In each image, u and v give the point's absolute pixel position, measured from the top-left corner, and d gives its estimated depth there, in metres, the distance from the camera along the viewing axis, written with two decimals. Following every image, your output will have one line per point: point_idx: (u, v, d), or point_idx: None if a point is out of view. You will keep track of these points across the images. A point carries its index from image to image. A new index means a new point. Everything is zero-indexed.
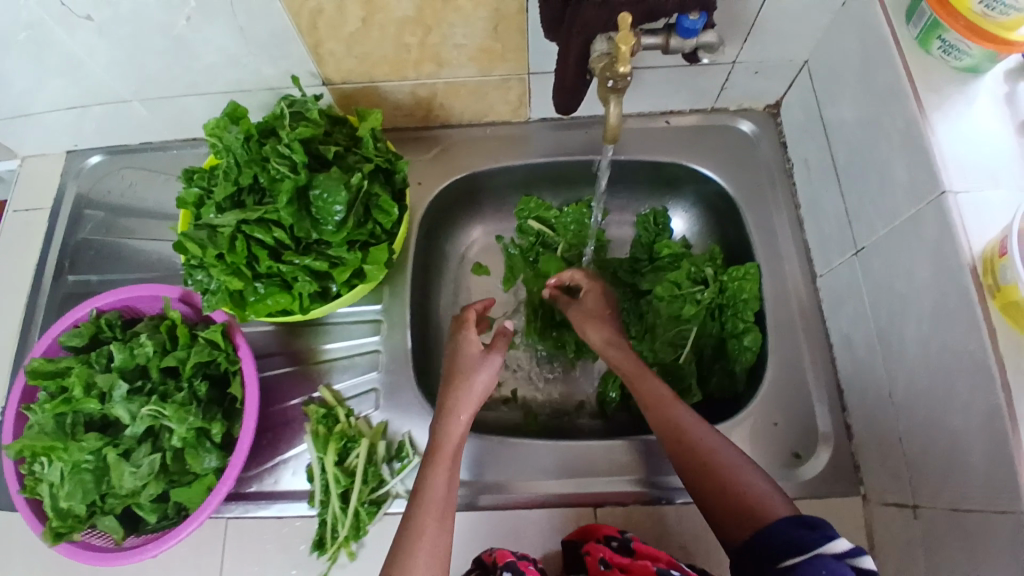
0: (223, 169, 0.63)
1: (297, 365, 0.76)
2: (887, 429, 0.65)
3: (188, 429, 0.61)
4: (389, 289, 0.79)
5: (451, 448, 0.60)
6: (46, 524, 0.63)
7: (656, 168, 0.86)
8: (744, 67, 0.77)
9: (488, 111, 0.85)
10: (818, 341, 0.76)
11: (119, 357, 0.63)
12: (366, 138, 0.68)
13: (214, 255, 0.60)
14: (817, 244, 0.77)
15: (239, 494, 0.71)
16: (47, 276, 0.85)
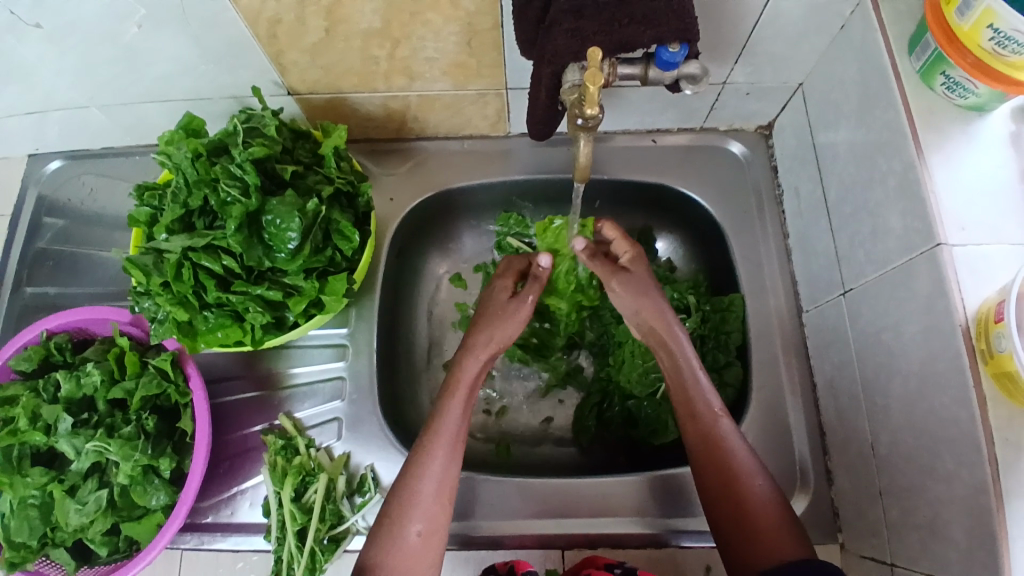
0: (172, 190, 0.59)
1: (257, 391, 0.73)
2: (869, 481, 0.62)
3: (134, 466, 0.58)
4: (356, 312, 0.76)
5: (446, 442, 0.59)
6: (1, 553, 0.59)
7: (642, 189, 0.83)
8: (734, 89, 0.74)
9: (466, 124, 0.81)
10: (802, 380, 0.73)
11: (65, 387, 0.60)
12: (328, 157, 0.64)
13: (159, 284, 0.57)
14: (805, 278, 0.74)
15: (193, 525, 0.68)
16: (4, 287, 0.81)
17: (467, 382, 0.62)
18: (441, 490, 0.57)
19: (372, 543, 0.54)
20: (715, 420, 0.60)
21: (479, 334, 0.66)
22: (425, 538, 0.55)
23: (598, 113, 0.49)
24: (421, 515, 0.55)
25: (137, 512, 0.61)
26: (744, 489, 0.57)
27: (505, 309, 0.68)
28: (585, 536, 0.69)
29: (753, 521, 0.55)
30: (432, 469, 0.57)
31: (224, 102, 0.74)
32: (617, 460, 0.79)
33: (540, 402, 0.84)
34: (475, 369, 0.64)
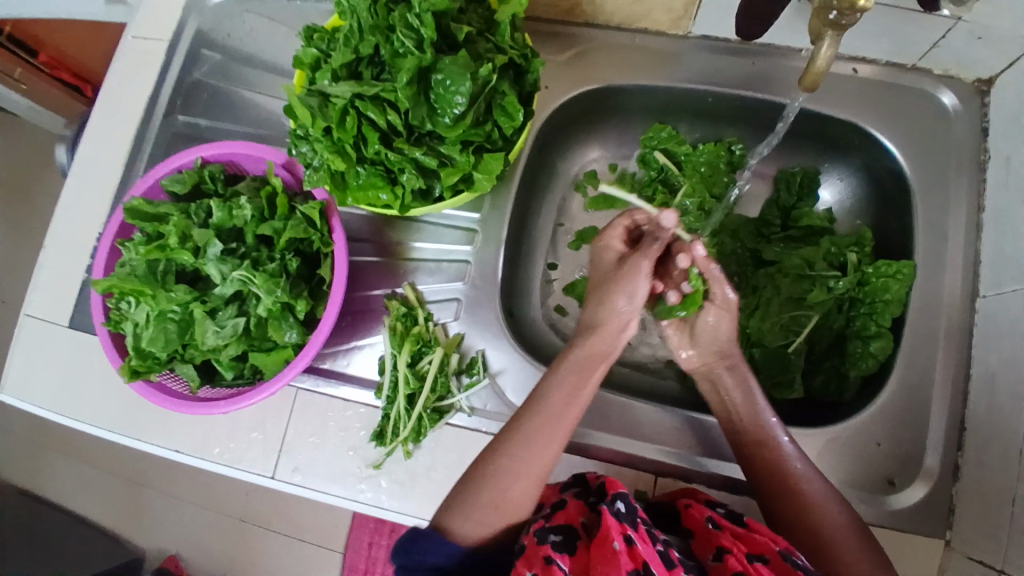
0: (345, 33, 0.57)
1: (383, 256, 0.74)
2: (1007, 487, 0.57)
3: (275, 301, 0.61)
4: (490, 200, 0.73)
5: (539, 420, 0.59)
6: (125, 361, 0.64)
7: (823, 122, 0.73)
8: (965, 30, 0.61)
9: (644, 16, 0.72)
10: (955, 368, 0.65)
11: (218, 215, 0.63)
12: (504, 24, 0.59)
13: (322, 128, 0.56)
14: (990, 259, 0.65)
15: (313, 368, 0.72)
16: (158, 112, 0.83)
17: (580, 368, 0.61)
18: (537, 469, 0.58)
19: (458, 504, 0.57)
20: (806, 485, 0.59)
21: (605, 305, 0.63)
22: (501, 512, 0.57)
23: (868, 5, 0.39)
24: (502, 489, 0.57)
25: (267, 346, 0.65)
26: (837, 549, 0.56)
27: (619, 277, 0.64)
28: (678, 466, 0.68)
29: (841, 565, 0.55)
30: (523, 451, 0.58)
31: None
32: None
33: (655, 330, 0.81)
34: (597, 363, 0.62)
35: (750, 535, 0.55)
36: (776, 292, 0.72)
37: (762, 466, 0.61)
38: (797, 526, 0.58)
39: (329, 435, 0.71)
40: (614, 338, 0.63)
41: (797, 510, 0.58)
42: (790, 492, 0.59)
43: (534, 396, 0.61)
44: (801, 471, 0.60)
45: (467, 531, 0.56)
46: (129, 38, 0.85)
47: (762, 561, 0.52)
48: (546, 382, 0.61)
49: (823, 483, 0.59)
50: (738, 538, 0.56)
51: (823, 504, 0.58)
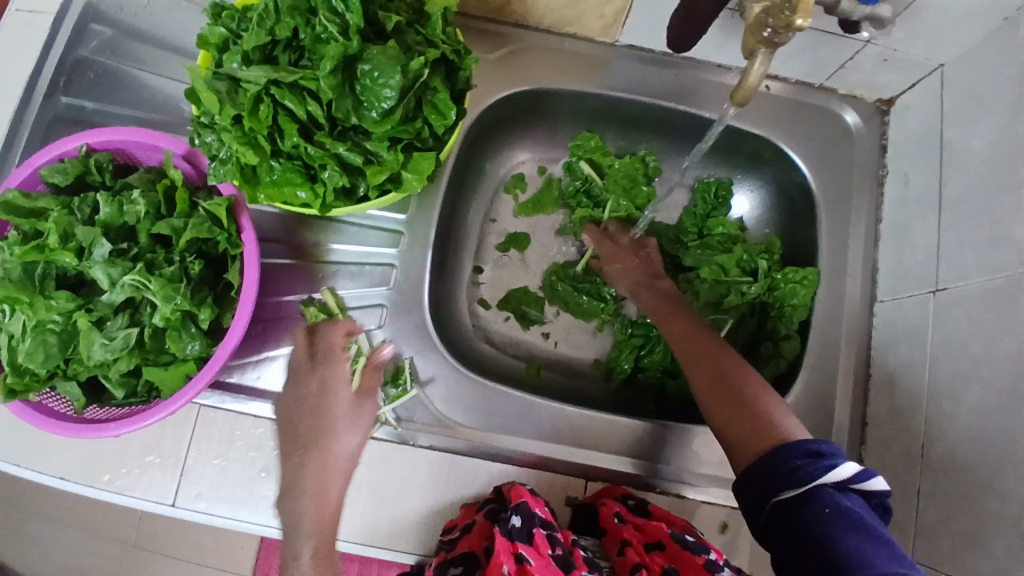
0: (258, 12, 0.51)
1: (300, 257, 0.69)
2: (903, 479, 0.62)
3: (173, 310, 0.54)
4: (416, 200, 0.70)
5: (313, 481, 0.56)
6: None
7: (739, 137, 0.77)
8: (877, 51, 0.67)
9: (576, 21, 0.71)
10: (856, 368, 0.70)
11: (107, 210, 0.55)
12: (435, 17, 0.56)
13: (231, 117, 0.50)
14: (887, 268, 0.71)
15: (216, 382, 0.65)
16: (37, 92, 0.72)
17: (315, 479, 0.56)
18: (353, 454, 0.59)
19: None
20: (733, 366, 0.59)
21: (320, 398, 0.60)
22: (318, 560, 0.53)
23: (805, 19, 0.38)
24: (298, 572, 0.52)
25: (166, 358, 0.57)
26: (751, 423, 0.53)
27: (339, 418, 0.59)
28: (606, 472, 0.68)
29: (753, 435, 0.53)
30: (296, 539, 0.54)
31: None
32: (645, 407, 0.78)
33: (584, 334, 0.82)
34: (321, 470, 0.56)
35: (650, 526, 0.59)
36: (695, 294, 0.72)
37: (694, 349, 0.62)
38: (721, 392, 0.57)
39: (237, 456, 0.64)
40: (346, 442, 0.59)
41: (735, 394, 0.56)
42: (720, 379, 0.58)
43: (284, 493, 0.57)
44: (735, 367, 0.58)
45: None
46: (12, 11, 0.73)
47: (659, 548, 0.57)
48: (287, 482, 0.57)
49: (770, 391, 0.56)
50: (642, 530, 0.59)
51: (756, 392, 0.56)
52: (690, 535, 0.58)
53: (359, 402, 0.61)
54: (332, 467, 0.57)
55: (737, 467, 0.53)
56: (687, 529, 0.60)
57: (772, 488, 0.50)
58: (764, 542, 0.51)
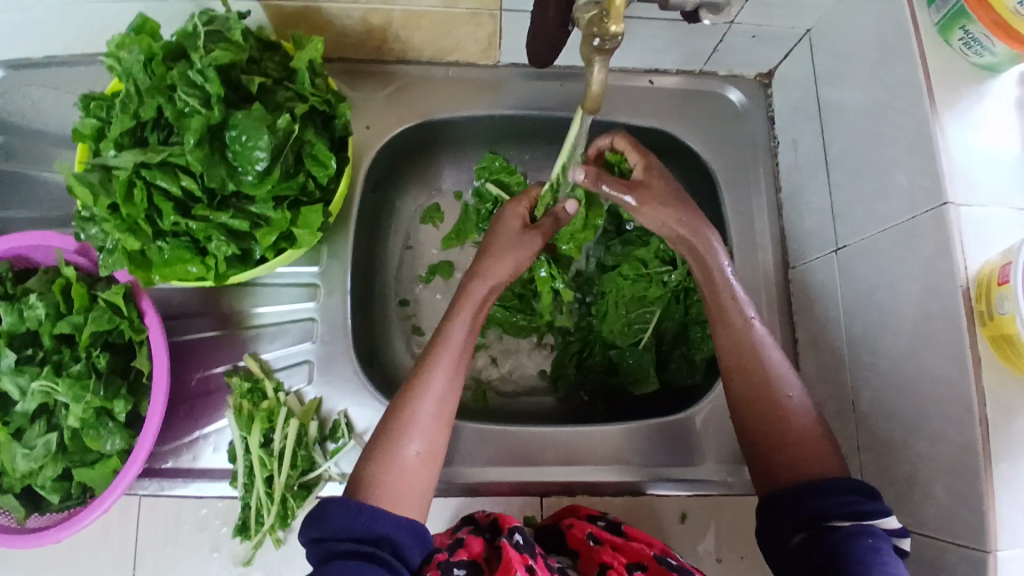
0: (120, 98, 0.52)
1: (223, 327, 0.68)
2: (844, 436, 0.63)
3: (85, 408, 0.53)
4: (327, 249, 0.70)
5: (428, 406, 0.54)
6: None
7: (636, 132, 0.78)
8: (742, 30, 0.68)
9: (454, 48, 0.73)
10: (785, 335, 0.72)
11: (6, 320, 0.54)
12: (301, 71, 0.57)
13: (106, 206, 0.50)
14: (795, 234, 0.72)
15: (153, 470, 0.64)
16: None
17: (435, 411, 0.55)
18: (443, 408, 0.55)
19: (371, 464, 0.52)
20: (766, 353, 0.58)
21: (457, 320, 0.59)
22: (425, 457, 0.53)
23: (621, 34, 0.43)
24: (403, 467, 0.52)
25: (94, 457, 0.56)
26: (802, 442, 0.55)
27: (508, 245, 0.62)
28: (562, 484, 0.68)
29: (797, 454, 0.54)
30: (412, 435, 0.53)
31: (180, 4, 0.63)
32: (594, 409, 0.78)
33: (526, 349, 0.82)
34: (453, 346, 0.57)
35: (628, 544, 0.57)
36: (623, 288, 0.75)
37: (713, 305, 0.60)
38: (756, 397, 0.57)
39: (184, 540, 0.63)
40: (448, 388, 0.56)
41: (763, 379, 0.57)
42: (748, 367, 0.58)
43: (409, 382, 0.56)
44: (763, 339, 0.58)
45: (384, 490, 0.51)
46: None
47: (641, 569, 0.55)
48: (423, 374, 0.56)
49: (795, 380, 0.58)
50: (619, 550, 0.57)
51: (782, 381, 0.57)
52: (672, 556, 0.55)
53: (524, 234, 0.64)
54: (433, 408, 0.55)
55: (762, 457, 0.56)
56: (666, 550, 0.57)
57: (820, 526, 0.50)
58: (767, 548, 0.54)
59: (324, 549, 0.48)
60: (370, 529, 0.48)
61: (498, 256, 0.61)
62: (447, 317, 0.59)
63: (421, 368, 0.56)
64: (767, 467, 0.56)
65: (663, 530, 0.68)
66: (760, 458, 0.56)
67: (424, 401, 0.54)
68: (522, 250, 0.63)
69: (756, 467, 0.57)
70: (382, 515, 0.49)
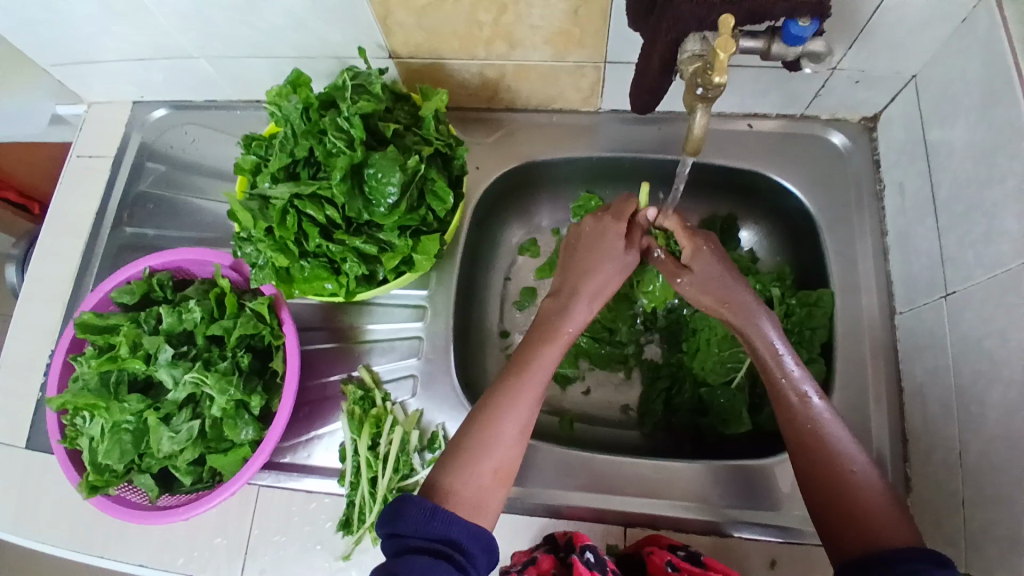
0: (280, 140, 0.62)
1: (340, 341, 0.76)
2: (952, 491, 0.60)
3: (228, 400, 0.61)
4: (436, 276, 0.77)
5: (511, 426, 0.56)
6: (82, 477, 0.63)
7: (732, 175, 0.80)
8: (844, 76, 0.70)
9: (558, 97, 0.79)
10: (888, 384, 0.69)
11: (167, 320, 0.64)
12: (428, 119, 0.65)
13: (264, 229, 0.60)
14: (901, 280, 0.70)
15: (273, 463, 0.71)
16: (105, 224, 0.86)
17: (516, 428, 0.57)
18: (523, 430, 0.57)
19: (451, 472, 0.54)
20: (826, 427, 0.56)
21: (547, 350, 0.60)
22: (498, 474, 0.55)
23: (724, 84, 0.47)
24: (479, 480, 0.54)
25: (222, 446, 0.64)
26: (866, 509, 0.51)
27: (601, 260, 0.65)
28: (645, 516, 0.69)
29: (868, 525, 0.51)
30: (494, 451, 0.55)
31: (327, 62, 0.75)
32: (682, 448, 0.78)
33: (614, 381, 0.84)
34: (543, 370, 0.59)
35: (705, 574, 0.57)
36: (715, 329, 0.74)
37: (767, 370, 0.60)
38: (814, 468, 0.54)
39: (294, 530, 0.69)
40: (527, 411, 0.57)
41: (817, 455, 0.55)
42: (806, 437, 0.56)
43: (494, 395, 0.58)
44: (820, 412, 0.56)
45: (462, 496, 0.53)
46: (74, 157, 0.89)
47: None
48: (509, 391, 0.58)
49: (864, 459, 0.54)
50: None
51: (843, 456, 0.54)
52: None
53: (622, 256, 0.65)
54: (515, 429, 0.56)
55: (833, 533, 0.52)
56: None
57: None
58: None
59: (399, 545, 0.48)
60: (443, 533, 0.49)
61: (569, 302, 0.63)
62: (534, 344, 0.61)
63: (507, 385, 0.58)
64: (833, 533, 0.52)
65: (747, 573, 0.66)
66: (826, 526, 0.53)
67: (506, 421, 0.56)
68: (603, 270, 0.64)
69: (829, 539, 0.53)
70: (454, 518, 0.50)
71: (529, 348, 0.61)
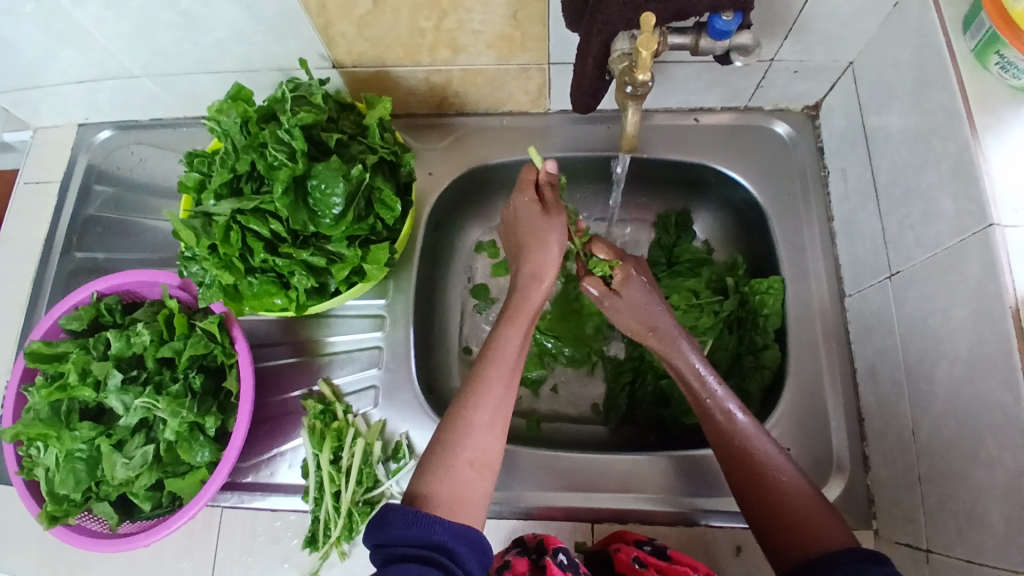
0: (221, 155, 0.61)
1: (299, 354, 0.75)
2: (907, 466, 0.62)
3: (181, 422, 0.60)
4: (393, 284, 0.76)
5: (482, 413, 0.56)
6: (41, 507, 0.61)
7: (680, 168, 0.81)
8: (783, 67, 0.71)
9: (507, 100, 0.80)
10: (842, 365, 0.71)
11: (116, 344, 0.62)
12: (372, 127, 0.65)
13: (208, 247, 0.59)
14: (849, 261, 0.72)
15: (233, 484, 0.70)
16: (55, 251, 0.84)
17: (489, 417, 0.56)
18: (495, 419, 0.56)
19: (427, 472, 0.54)
20: (760, 448, 0.57)
21: (510, 334, 0.60)
22: (477, 467, 0.54)
23: (648, 78, 0.50)
24: (456, 478, 0.53)
25: (186, 469, 0.62)
26: (804, 514, 0.52)
27: (544, 225, 0.64)
28: (613, 511, 0.69)
29: (808, 528, 0.52)
30: (469, 444, 0.55)
31: (271, 74, 0.74)
32: (647, 440, 0.79)
33: (579, 380, 0.84)
34: (509, 352, 0.59)
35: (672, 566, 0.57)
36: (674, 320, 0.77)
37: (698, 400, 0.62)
38: (748, 486, 0.56)
39: (260, 550, 0.68)
40: (499, 398, 0.57)
41: (750, 471, 0.56)
42: (741, 454, 0.57)
43: (467, 386, 0.58)
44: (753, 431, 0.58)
45: (442, 494, 0.52)
46: (21, 183, 0.87)
47: None
48: (478, 377, 0.58)
49: (789, 472, 0.56)
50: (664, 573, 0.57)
51: (774, 467, 0.56)
52: None
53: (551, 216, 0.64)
54: (486, 417, 0.56)
55: (775, 544, 0.53)
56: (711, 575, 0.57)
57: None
58: None
59: (386, 555, 0.47)
60: (428, 537, 0.48)
61: (524, 282, 0.63)
62: (495, 329, 0.61)
63: (475, 373, 0.58)
64: (774, 541, 0.53)
65: (715, 560, 0.67)
66: (768, 533, 0.54)
67: (478, 407, 0.56)
68: (555, 250, 0.63)
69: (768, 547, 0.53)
70: (436, 521, 0.49)
71: (495, 333, 0.61)
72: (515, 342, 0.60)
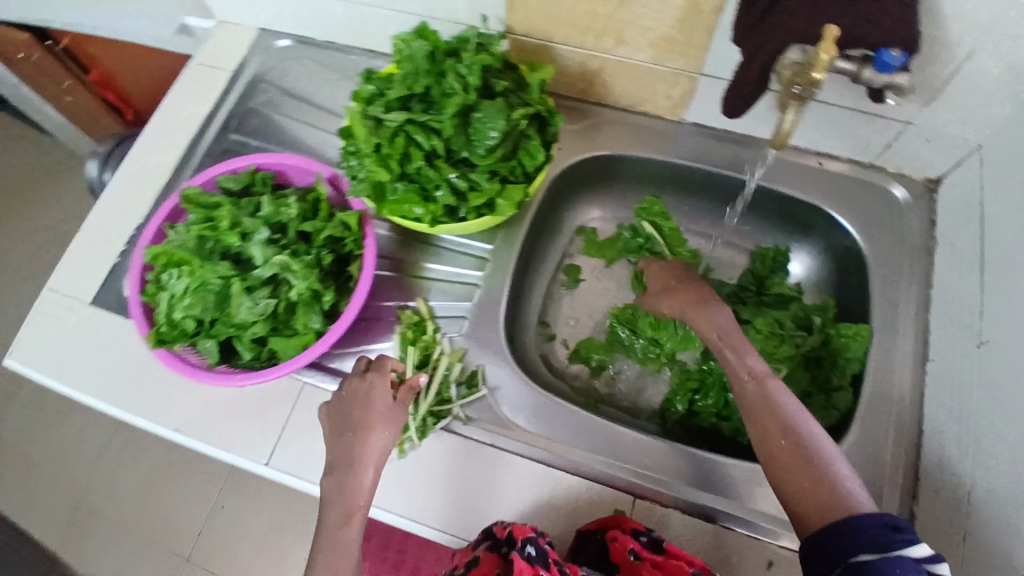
0: (402, 74, 0.69)
1: (401, 273, 0.81)
2: (957, 528, 0.62)
3: (307, 287, 0.67)
4: (503, 234, 0.82)
5: (357, 501, 0.63)
6: (154, 329, 0.67)
7: (792, 204, 0.85)
8: (915, 132, 0.75)
9: (646, 102, 0.86)
10: (909, 422, 0.72)
11: (267, 208, 0.69)
12: (534, 85, 0.72)
13: (373, 144, 0.66)
14: (938, 327, 0.74)
15: (319, 364, 0.77)
16: (212, 128, 0.92)
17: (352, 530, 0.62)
18: (370, 487, 0.64)
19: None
20: (785, 407, 0.59)
21: (351, 473, 0.64)
22: (346, 547, 0.62)
23: (823, 80, 0.54)
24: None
25: (294, 330, 0.68)
26: (820, 484, 0.53)
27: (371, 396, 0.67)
28: (655, 491, 0.68)
29: (818, 497, 0.52)
30: (344, 531, 0.62)
31: (447, 25, 0.83)
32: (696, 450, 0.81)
33: (644, 380, 0.86)
34: (360, 489, 0.63)
35: (670, 563, 0.58)
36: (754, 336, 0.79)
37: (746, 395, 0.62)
38: (765, 445, 0.58)
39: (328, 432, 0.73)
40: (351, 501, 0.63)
41: (772, 439, 0.58)
42: (767, 420, 0.59)
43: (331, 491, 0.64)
44: (793, 409, 0.59)
45: None
46: (195, 64, 0.97)
47: None
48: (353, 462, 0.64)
49: (833, 445, 0.56)
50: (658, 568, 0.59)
51: (805, 446, 0.56)
52: None
53: (391, 409, 0.67)
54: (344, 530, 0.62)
55: (802, 520, 0.53)
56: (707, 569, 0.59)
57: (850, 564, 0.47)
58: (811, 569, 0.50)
59: None
60: None
61: (351, 402, 0.67)
62: (341, 443, 0.65)
63: (336, 473, 0.64)
64: (797, 510, 0.53)
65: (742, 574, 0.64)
66: (794, 505, 0.54)
67: (346, 495, 0.63)
68: (380, 406, 0.67)
69: (792, 511, 0.54)
70: None
71: (336, 451, 0.65)
72: (375, 444, 0.65)
